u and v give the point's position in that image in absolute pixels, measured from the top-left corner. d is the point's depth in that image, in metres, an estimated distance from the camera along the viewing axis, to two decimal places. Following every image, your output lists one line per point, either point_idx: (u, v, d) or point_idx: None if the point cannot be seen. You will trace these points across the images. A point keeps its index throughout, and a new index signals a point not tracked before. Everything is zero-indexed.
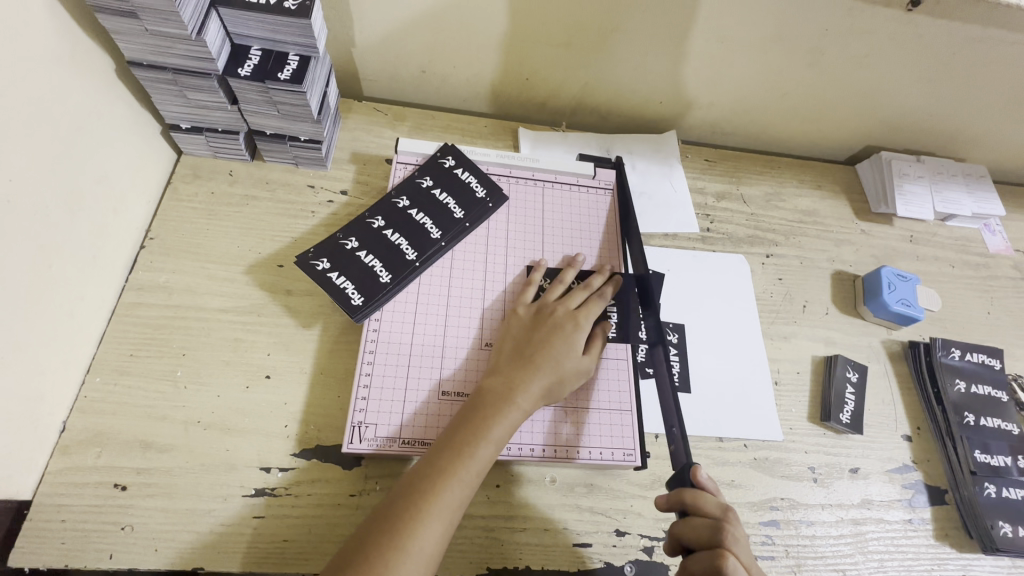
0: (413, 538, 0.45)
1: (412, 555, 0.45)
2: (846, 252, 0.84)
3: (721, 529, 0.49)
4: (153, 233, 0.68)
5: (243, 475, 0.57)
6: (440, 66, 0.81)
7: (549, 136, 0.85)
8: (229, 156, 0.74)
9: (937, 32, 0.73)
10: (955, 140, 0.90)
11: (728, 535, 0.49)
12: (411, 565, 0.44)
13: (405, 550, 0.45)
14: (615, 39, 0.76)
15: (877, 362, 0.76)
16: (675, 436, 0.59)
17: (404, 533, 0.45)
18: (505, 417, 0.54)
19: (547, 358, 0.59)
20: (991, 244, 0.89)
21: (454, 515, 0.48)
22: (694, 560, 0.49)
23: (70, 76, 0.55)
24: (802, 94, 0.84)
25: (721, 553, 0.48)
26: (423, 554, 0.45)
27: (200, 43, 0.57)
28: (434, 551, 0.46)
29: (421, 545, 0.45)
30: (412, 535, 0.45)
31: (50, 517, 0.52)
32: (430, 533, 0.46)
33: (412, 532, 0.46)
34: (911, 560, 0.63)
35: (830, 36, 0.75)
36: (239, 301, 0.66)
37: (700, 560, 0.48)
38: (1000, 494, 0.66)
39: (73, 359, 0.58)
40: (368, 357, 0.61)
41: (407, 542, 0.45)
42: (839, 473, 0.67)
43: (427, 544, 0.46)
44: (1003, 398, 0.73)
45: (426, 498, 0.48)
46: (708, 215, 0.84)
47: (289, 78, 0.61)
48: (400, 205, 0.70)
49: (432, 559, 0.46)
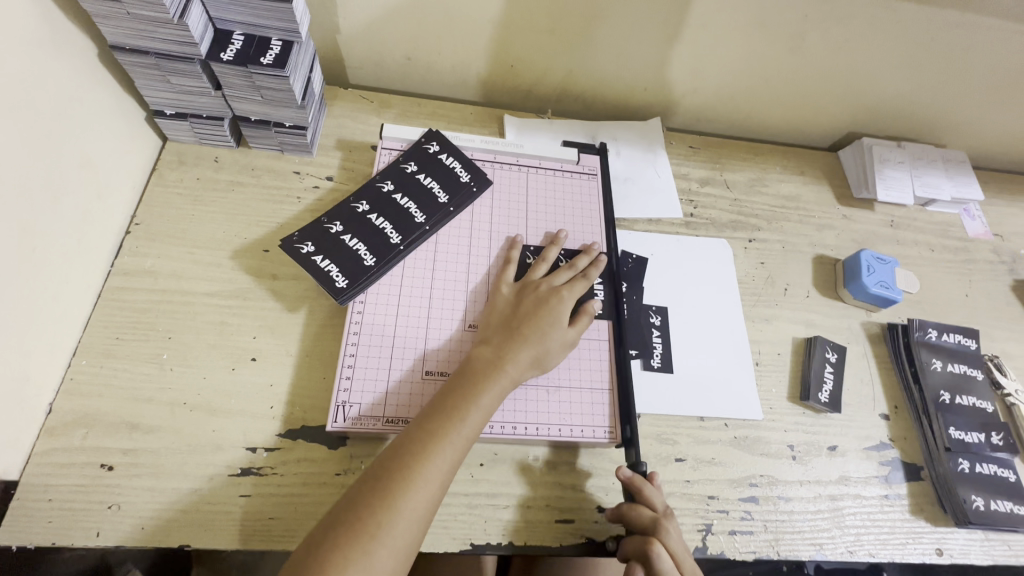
0: (405, 498, 0.46)
1: (404, 514, 0.46)
2: (828, 237, 0.85)
3: (659, 522, 0.55)
4: (138, 219, 0.68)
5: (229, 455, 0.57)
6: (425, 54, 0.81)
7: (535, 123, 0.86)
8: (215, 143, 0.75)
9: (914, 18, 0.74)
10: (934, 127, 0.91)
11: (666, 529, 0.55)
12: (403, 524, 0.45)
13: (397, 510, 0.46)
14: (598, 26, 0.77)
15: (856, 344, 0.77)
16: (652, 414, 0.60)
17: (396, 494, 0.46)
18: (493, 384, 0.55)
19: (534, 330, 0.60)
20: (970, 229, 0.90)
21: (445, 477, 0.49)
22: (629, 542, 0.55)
23: (52, 59, 0.56)
24: (784, 81, 0.85)
25: (651, 540, 0.54)
26: (415, 513, 0.46)
27: (182, 27, 0.57)
28: (425, 511, 0.47)
29: (412, 505, 0.46)
30: (403, 495, 0.46)
31: (37, 496, 0.53)
32: (422, 494, 0.47)
33: (403, 493, 0.46)
34: (887, 534, 0.64)
35: (809, 22, 0.76)
36: (226, 285, 0.67)
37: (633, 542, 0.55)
38: (973, 469, 0.68)
39: (59, 342, 0.58)
40: (352, 338, 0.62)
41: (399, 502, 0.46)
42: (818, 451, 0.68)
43: (419, 504, 0.47)
44: (978, 376, 0.74)
45: (416, 460, 0.48)
46: (692, 201, 0.85)
47: (272, 63, 0.61)
48: (385, 190, 0.70)
49: (424, 519, 0.47)
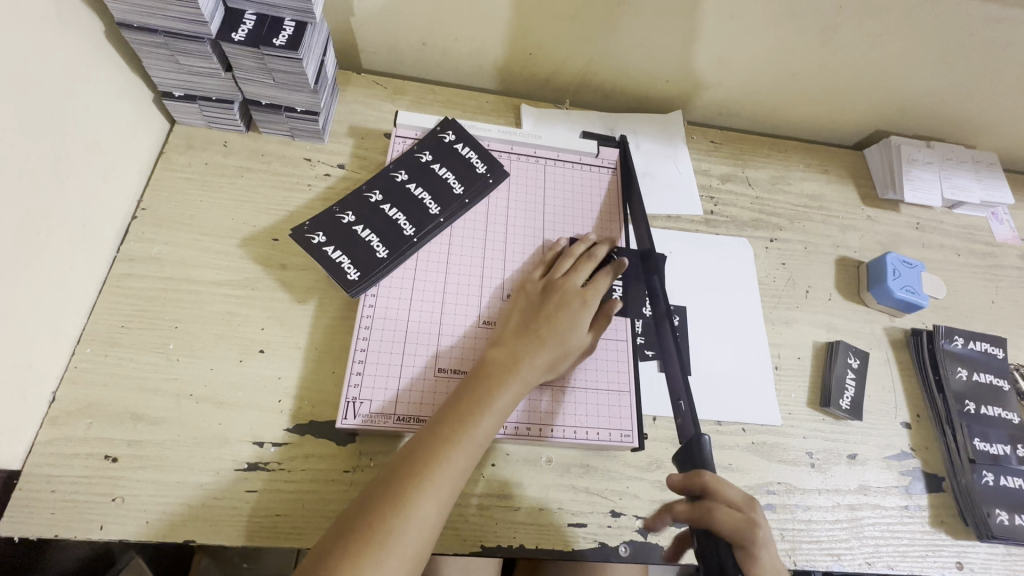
0: (416, 505, 0.45)
1: (416, 522, 0.44)
2: (852, 238, 0.83)
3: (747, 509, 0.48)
4: (145, 204, 0.67)
5: (236, 450, 0.56)
6: (441, 39, 0.79)
7: (552, 113, 0.84)
8: (224, 127, 0.72)
9: (954, 12, 0.71)
10: (966, 127, 0.88)
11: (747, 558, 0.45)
12: (414, 532, 0.44)
13: (408, 517, 0.44)
14: (622, 13, 0.74)
15: (879, 350, 0.75)
16: (681, 412, 0.58)
17: (408, 500, 0.45)
18: (509, 388, 0.53)
19: (551, 331, 0.58)
20: (998, 233, 0.88)
21: (458, 483, 0.48)
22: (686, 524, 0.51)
23: (55, 36, 0.53)
24: (813, 75, 0.82)
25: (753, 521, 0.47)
26: (427, 521, 0.45)
27: (191, 4, 0.55)
28: (436, 519, 0.46)
29: (424, 512, 0.45)
30: (415, 502, 0.45)
31: (40, 487, 0.52)
32: (434, 500, 0.46)
33: (415, 499, 0.45)
34: (906, 546, 0.63)
35: (844, 13, 0.73)
36: (233, 274, 0.65)
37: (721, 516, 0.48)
38: (997, 482, 0.66)
39: (63, 329, 0.57)
40: (363, 332, 0.60)
41: (410, 509, 0.44)
42: (837, 459, 0.66)
43: (430, 511, 0.45)
44: (1005, 387, 0.72)
45: (429, 466, 0.47)
46: (712, 198, 0.82)
47: (284, 44, 0.59)
48: (399, 180, 0.68)
49: (435, 526, 0.45)
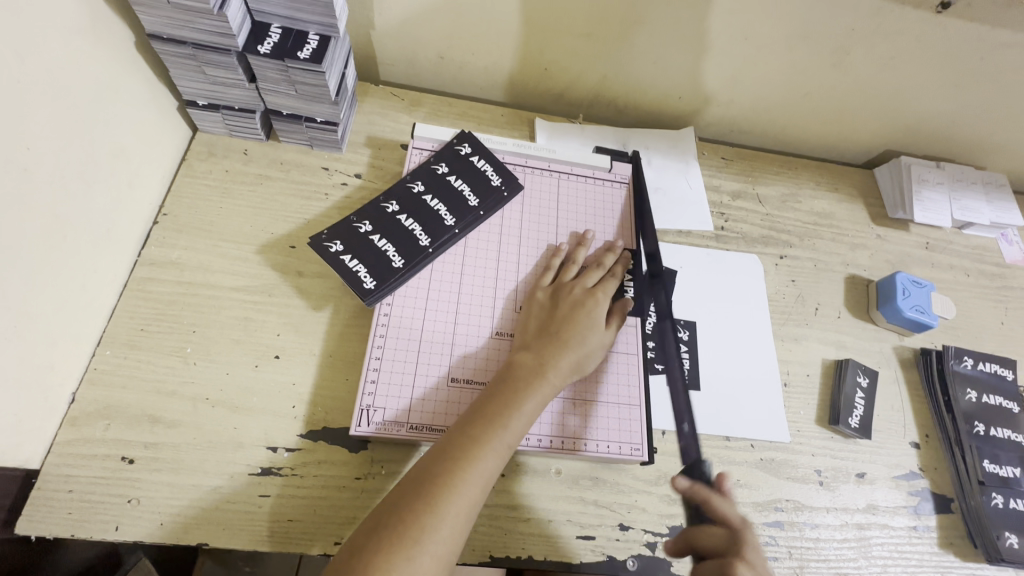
0: (448, 503, 0.45)
1: (448, 519, 0.45)
2: (861, 257, 0.83)
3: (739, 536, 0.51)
4: (166, 209, 0.68)
5: (250, 454, 0.57)
6: (459, 53, 0.80)
7: (566, 128, 0.85)
8: (244, 136, 0.74)
9: (965, 36, 0.72)
10: (976, 148, 0.88)
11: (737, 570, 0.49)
12: (446, 528, 0.44)
13: (440, 514, 0.45)
14: (637, 31, 0.75)
15: (888, 368, 0.75)
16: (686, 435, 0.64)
17: (440, 498, 0.45)
18: (536, 391, 0.54)
19: (574, 334, 0.59)
20: (1007, 255, 0.88)
21: (487, 483, 0.48)
22: (706, 534, 0.53)
23: (88, 45, 0.55)
24: (824, 96, 0.83)
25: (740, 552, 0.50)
26: (458, 519, 0.45)
27: (221, 17, 0.57)
28: (468, 517, 0.46)
29: (455, 510, 0.45)
30: (447, 500, 0.45)
31: (58, 487, 0.52)
32: (465, 499, 0.46)
33: (446, 498, 0.45)
34: (915, 567, 0.63)
35: (856, 36, 0.74)
36: (250, 280, 0.66)
37: (714, 537, 0.53)
38: (1007, 505, 0.66)
39: (84, 331, 0.58)
40: (378, 340, 0.61)
41: (443, 506, 0.45)
42: (845, 477, 0.66)
43: (461, 510, 0.46)
44: (1015, 409, 0.72)
45: (460, 465, 0.47)
46: (723, 214, 0.83)
47: (309, 57, 0.60)
48: (416, 190, 0.69)
49: (466, 524, 0.46)
